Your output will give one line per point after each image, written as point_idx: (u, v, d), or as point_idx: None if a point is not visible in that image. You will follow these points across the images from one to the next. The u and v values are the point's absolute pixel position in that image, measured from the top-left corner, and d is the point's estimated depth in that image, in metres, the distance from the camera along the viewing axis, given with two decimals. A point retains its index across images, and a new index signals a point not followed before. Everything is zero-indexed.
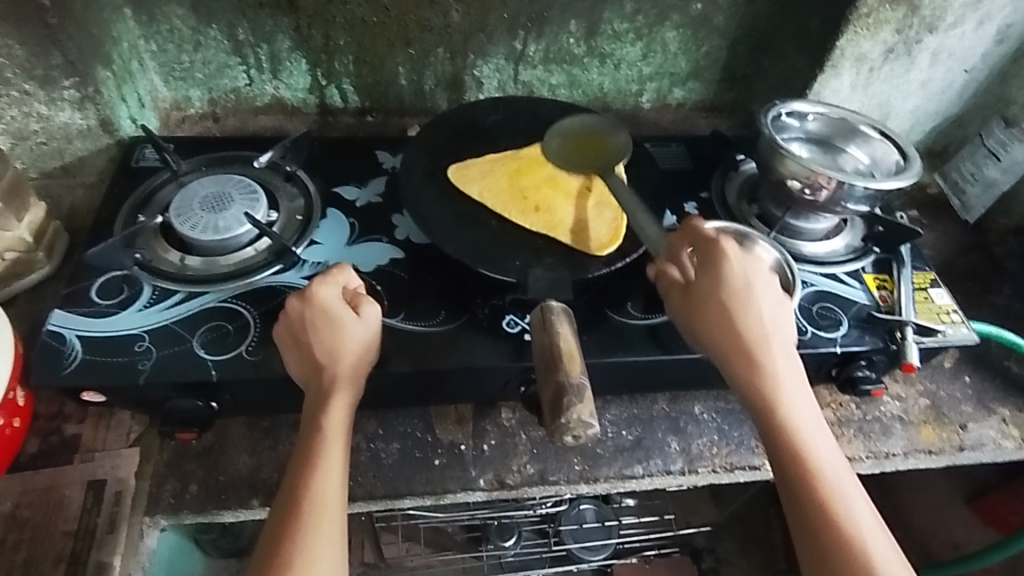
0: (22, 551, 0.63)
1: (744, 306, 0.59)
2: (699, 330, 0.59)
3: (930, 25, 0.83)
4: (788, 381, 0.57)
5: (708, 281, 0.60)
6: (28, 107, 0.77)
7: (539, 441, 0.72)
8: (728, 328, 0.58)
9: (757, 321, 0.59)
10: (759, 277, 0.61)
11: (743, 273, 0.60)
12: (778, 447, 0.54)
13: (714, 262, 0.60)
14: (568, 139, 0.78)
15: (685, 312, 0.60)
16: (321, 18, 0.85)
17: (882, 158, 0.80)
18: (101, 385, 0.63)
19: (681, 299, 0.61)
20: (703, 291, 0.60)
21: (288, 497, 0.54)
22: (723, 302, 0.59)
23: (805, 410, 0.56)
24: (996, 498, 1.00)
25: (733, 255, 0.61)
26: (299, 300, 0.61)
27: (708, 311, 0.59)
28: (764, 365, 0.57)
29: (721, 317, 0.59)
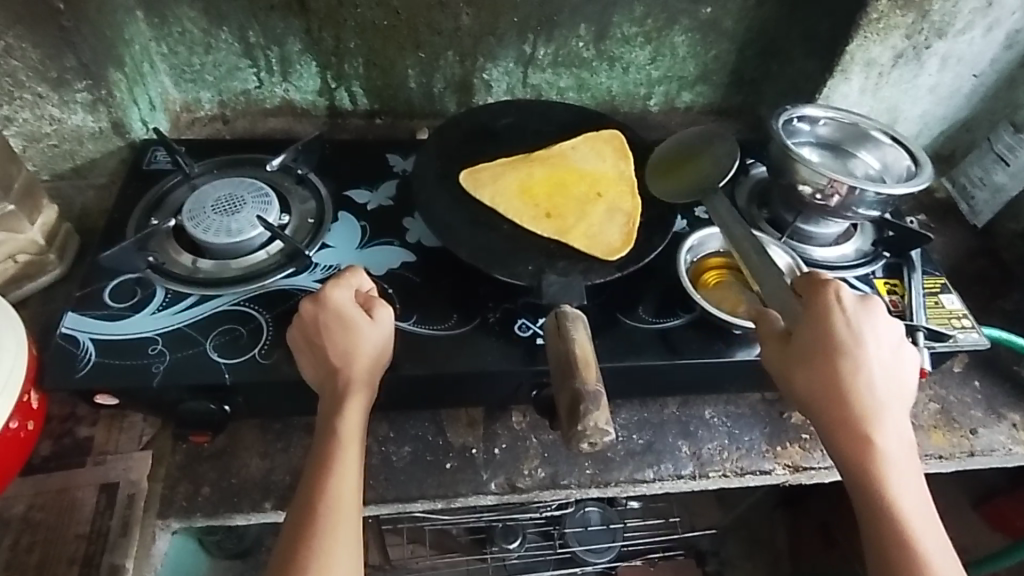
0: (35, 553, 0.63)
1: (849, 361, 0.57)
2: (798, 383, 0.58)
3: (940, 30, 0.84)
4: (889, 442, 0.56)
5: (816, 332, 0.57)
6: (41, 109, 0.78)
7: (550, 445, 0.72)
8: (828, 383, 0.57)
9: (863, 378, 0.57)
10: (869, 326, 0.58)
11: (852, 327, 0.58)
12: (873, 512, 0.54)
13: (822, 313, 0.57)
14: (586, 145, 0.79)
15: (784, 363, 0.58)
16: (332, 21, 0.86)
17: (893, 163, 0.80)
18: (115, 388, 0.63)
19: (779, 348, 0.59)
20: (807, 343, 0.57)
21: (305, 500, 0.54)
22: (830, 358, 0.57)
23: (904, 476, 0.56)
24: (1004, 503, 1.00)
25: (844, 306, 0.58)
26: (314, 302, 0.61)
27: (813, 365, 0.57)
28: (867, 425, 0.56)
29: (824, 374, 0.57)
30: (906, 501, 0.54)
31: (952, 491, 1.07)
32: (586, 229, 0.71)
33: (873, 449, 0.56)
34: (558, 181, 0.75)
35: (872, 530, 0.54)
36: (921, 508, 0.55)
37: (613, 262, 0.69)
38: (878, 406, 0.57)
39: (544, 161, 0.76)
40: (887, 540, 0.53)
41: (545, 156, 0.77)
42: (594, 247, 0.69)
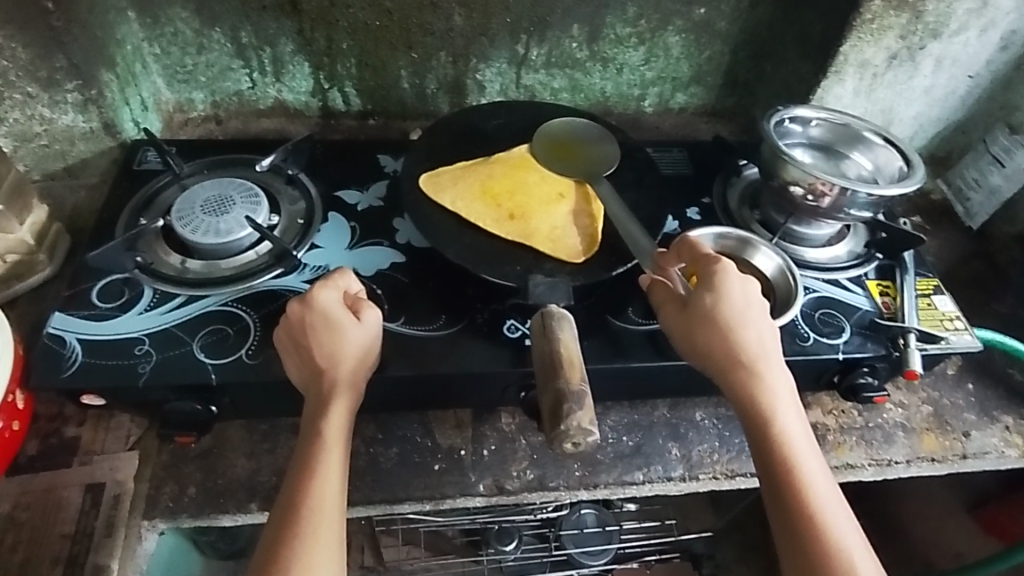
0: (19, 553, 0.63)
1: (740, 323, 0.58)
2: (697, 343, 0.59)
3: (933, 31, 0.83)
4: (780, 399, 0.56)
5: (708, 294, 0.59)
6: (31, 109, 0.77)
7: (538, 447, 0.72)
8: (721, 346, 0.57)
9: (757, 339, 0.58)
10: (753, 299, 0.59)
11: (741, 289, 0.59)
12: (770, 469, 0.54)
13: (711, 277, 0.59)
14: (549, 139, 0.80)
15: (682, 328, 0.60)
16: (324, 22, 0.85)
17: (885, 164, 0.80)
18: (101, 388, 0.63)
19: (677, 314, 0.61)
20: (700, 307, 0.59)
21: (287, 502, 0.54)
22: (723, 320, 0.58)
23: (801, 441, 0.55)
24: (1000, 510, 0.97)
25: (733, 277, 0.59)
26: (300, 303, 0.61)
27: (708, 333, 0.58)
28: (759, 382, 0.56)
29: (720, 337, 0.58)
30: (800, 454, 0.54)
31: (948, 496, 1.06)
32: (548, 233, 0.70)
33: (765, 404, 0.56)
34: (519, 183, 0.74)
35: (768, 484, 0.53)
36: (816, 461, 0.54)
37: (602, 262, 0.69)
38: (772, 366, 0.57)
39: (501, 165, 0.75)
40: (783, 494, 0.52)
41: (504, 157, 0.76)
42: (586, 247, 0.70)
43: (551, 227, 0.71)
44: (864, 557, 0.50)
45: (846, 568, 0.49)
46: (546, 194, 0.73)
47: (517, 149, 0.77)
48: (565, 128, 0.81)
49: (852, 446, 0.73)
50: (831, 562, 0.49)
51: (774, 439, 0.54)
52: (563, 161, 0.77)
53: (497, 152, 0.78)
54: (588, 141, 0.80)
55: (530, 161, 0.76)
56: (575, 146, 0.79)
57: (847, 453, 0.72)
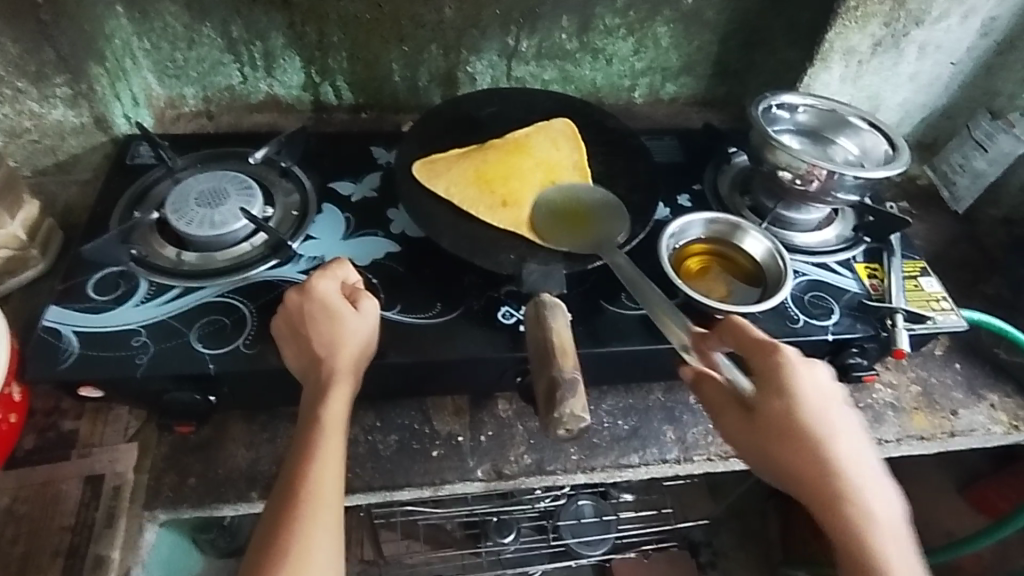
0: (20, 545, 0.63)
1: (814, 428, 0.54)
2: (773, 453, 0.55)
3: (917, 18, 0.84)
4: (873, 512, 0.52)
5: (777, 397, 0.55)
6: (20, 104, 0.77)
7: (536, 432, 0.73)
8: (799, 456, 0.54)
9: (836, 442, 0.54)
10: (824, 394, 0.56)
11: (814, 386, 0.55)
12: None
13: (772, 376, 0.55)
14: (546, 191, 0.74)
15: (752, 437, 0.56)
16: (315, 16, 0.86)
17: (871, 148, 0.81)
18: (98, 379, 0.63)
19: (742, 423, 0.56)
20: (770, 411, 0.55)
21: (286, 485, 0.54)
22: (795, 425, 0.54)
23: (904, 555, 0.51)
24: (988, 484, 1.01)
25: (800, 371, 0.56)
26: (300, 294, 0.62)
27: (783, 442, 0.54)
28: (848, 498, 0.53)
29: (794, 448, 0.54)
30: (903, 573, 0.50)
31: (939, 476, 1.08)
32: (540, 220, 0.71)
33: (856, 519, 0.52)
34: (510, 170, 0.75)
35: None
36: None
37: (594, 248, 0.70)
38: (855, 471, 0.54)
39: (492, 153, 0.76)
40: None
41: (497, 144, 0.77)
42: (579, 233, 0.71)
43: (543, 214, 0.71)
44: None
45: None
46: (536, 181, 0.74)
47: (510, 135, 0.78)
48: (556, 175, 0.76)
49: None
50: None
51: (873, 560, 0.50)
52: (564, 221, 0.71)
53: (491, 139, 0.79)
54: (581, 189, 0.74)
55: (521, 148, 0.77)
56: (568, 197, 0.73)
57: None
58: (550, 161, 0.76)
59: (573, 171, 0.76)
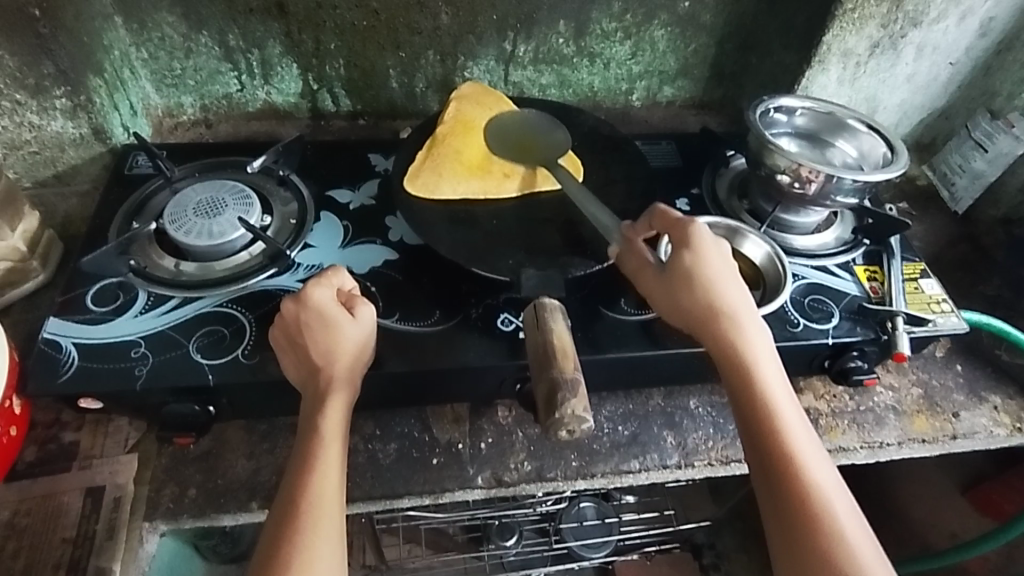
0: (20, 559, 0.63)
1: (716, 281, 0.59)
2: (677, 302, 0.59)
3: (914, 19, 0.84)
4: (763, 360, 0.57)
5: (684, 254, 0.60)
6: (20, 116, 0.77)
7: (535, 439, 0.72)
8: (696, 299, 0.58)
9: (733, 297, 0.59)
10: (725, 256, 0.60)
11: (715, 249, 0.60)
12: (757, 432, 0.54)
13: (687, 236, 0.60)
14: (509, 136, 0.79)
15: (660, 288, 0.61)
16: (312, 23, 0.86)
17: (869, 151, 0.81)
18: (97, 392, 0.63)
19: (655, 279, 0.62)
20: (676, 266, 0.60)
21: (287, 497, 0.54)
22: (699, 278, 0.59)
23: (779, 390, 0.55)
24: (991, 488, 0.99)
25: (705, 237, 0.60)
26: (295, 302, 0.61)
27: (686, 289, 0.59)
28: (739, 340, 0.57)
29: (692, 295, 0.59)
30: (792, 422, 0.54)
31: (942, 479, 1.08)
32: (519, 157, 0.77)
33: (752, 369, 0.56)
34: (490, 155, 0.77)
35: (754, 449, 0.53)
36: (798, 417, 0.55)
37: (592, 253, 0.69)
38: (741, 313, 0.58)
39: (474, 149, 0.77)
40: (768, 460, 0.52)
41: (447, 129, 0.77)
42: (575, 240, 0.70)
43: (515, 149, 0.78)
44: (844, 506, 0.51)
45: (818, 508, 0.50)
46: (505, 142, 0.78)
47: (447, 117, 0.79)
48: (516, 125, 0.80)
49: (844, 429, 0.74)
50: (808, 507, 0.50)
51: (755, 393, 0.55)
52: (531, 146, 0.78)
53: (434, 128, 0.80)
54: (539, 135, 0.80)
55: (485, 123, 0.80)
56: (535, 141, 0.79)
57: (840, 436, 0.73)
58: (515, 139, 0.79)
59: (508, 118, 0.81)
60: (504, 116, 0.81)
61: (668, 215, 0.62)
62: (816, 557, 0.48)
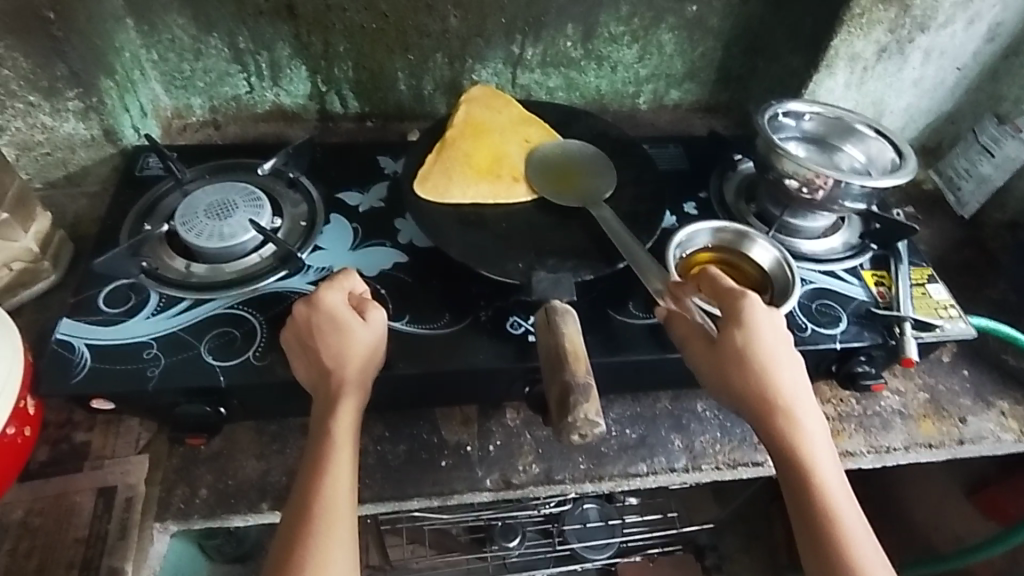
0: (33, 560, 0.64)
1: (771, 365, 0.58)
2: (730, 384, 0.58)
3: (921, 24, 0.85)
4: (818, 449, 0.56)
5: (739, 335, 0.58)
6: (33, 118, 0.78)
7: (544, 441, 0.73)
8: (751, 382, 0.57)
9: (787, 383, 0.58)
10: (781, 337, 0.59)
11: (771, 330, 0.59)
12: (811, 525, 0.54)
13: (740, 315, 0.59)
14: (552, 170, 0.77)
15: (711, 365, 0.59)
16: (321, 26, 0.86)
17: (877, 155, 0.81)
18: (110, 393, 0.63)
19: (705, 353, 0.60)
20: (730, 347, 0.58)
21: (300, 500, 0.55)
22: (755, 362, 0.57)
23: (835, 481, 0.55)
24: (996, 492, 0.97)
25: (762, 318, 0.59)
26: (306, 305, 0.62)
27: (740, 372, 0.57)
28: (794, 427, 0.57)
29: (747, 379, 0.57)
30: (850, 524, 0.54)
31: (945, 481, 1.08)
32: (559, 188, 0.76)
33: (807, 460, 0.56)
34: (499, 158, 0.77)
35: (810, 551, 0.54)
36: (854, 511, 0.55)
37: (602, 257, 0.69)
38: (796, 398, 0.58)
39: (484, 153, 0.77)
40: (825, 557, 0.53)
41: (456, 132, 0.78)
42: (585, 243, 0.71)
43: (556, 182, 0.76)
44: None
45: None
46: (515, 145, 0.79)
47: (457, 120, 0.80)
48: (560, 156, 0.79)
49: (851, 433, 0.74)
50: None
51: (813, 486, 0.55)
52: (573, 179, 0.77)
53: (443, 131, 0.80)
54: (583, 167, 0.78)
55: (493, 126, 0.80)
56: (578, 175, 0.77)
57: (847, 440, 0.74)
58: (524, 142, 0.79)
59: (518, 122, 0.81)
60: (548, 147, 0.80)
61: (717, 279, 0.61)
62: None
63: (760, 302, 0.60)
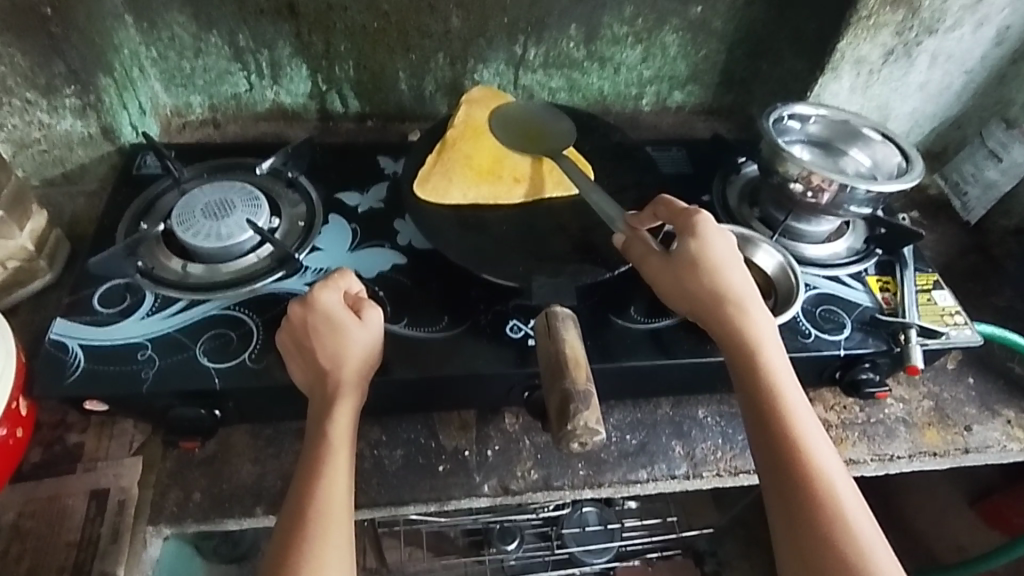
0: (24, 562, 0.63)
1: (723, 268, 0.60)
2: (684, 289, 0.60)
3: (929, 27, 0.84)
4: (768, 345, 0.57)
5: (692, 241, 0.61)
6: (29, 115, 0.77)
7: (542, 447, 0.72)
8: (703, 286, 0.59)
9: (737, 282, 0.59)
10: (732, 247, 0.61)
11: (722, 239, 0.61)
12: (759, 411, 0.54)
13: (692, 224, 0.62)
14: (515, 128, 0.79)
15: (666, 275, 0.61)
16: (322, 25, 0.85)
17: (883, 160, 0.80)
18: (103, 394, 0.62)
19: (660, 264, 0.62)
20: (683, 253, 0.60)
21: (295, 505, 0.53)
22: (706, 265, 0.60)
23: (785, 374, 0.56)
24: (1001, 500, 0.98)
25: (713, 227, 0.61)
26: (302, 306, 0.61)
27: (692, 275, 0.60)
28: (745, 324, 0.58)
29: (699, 282, 0.59)
30: (795, 405, 0.54)
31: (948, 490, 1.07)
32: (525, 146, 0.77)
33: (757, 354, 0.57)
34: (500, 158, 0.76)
35: (757, 434, 0.54)
36: (802, 401, 0.55)
37: (602, 261, 0.68)
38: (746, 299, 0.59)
39: (485, 153, 0.76)
40: (771, 437, 0.53)
41: (457, 133, 0.77)
42: (586, 247, 0.70)
43: (521, 139, 0.78)
44: (847, 488, 0.51)
45: (820, 488, 0.50)
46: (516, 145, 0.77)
47: (457, 120, 0.78)
48: (526, 118, 0.81)
49: (854, 441, 0.73)
50: (810, 485, 0.50)
51: (761, 376, 0.55)
52: (538, 137, 0.79)
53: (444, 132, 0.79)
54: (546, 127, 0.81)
55: (495, 126, 0.79)
56: (543, 133, 0.79)
57: (850, 449, 0.72)
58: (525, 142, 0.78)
59: (520, 122, 0.80)
60: (513, 110, 0.82)
61: (672, 201, 0.65)
62: (817, 535, 0.49)
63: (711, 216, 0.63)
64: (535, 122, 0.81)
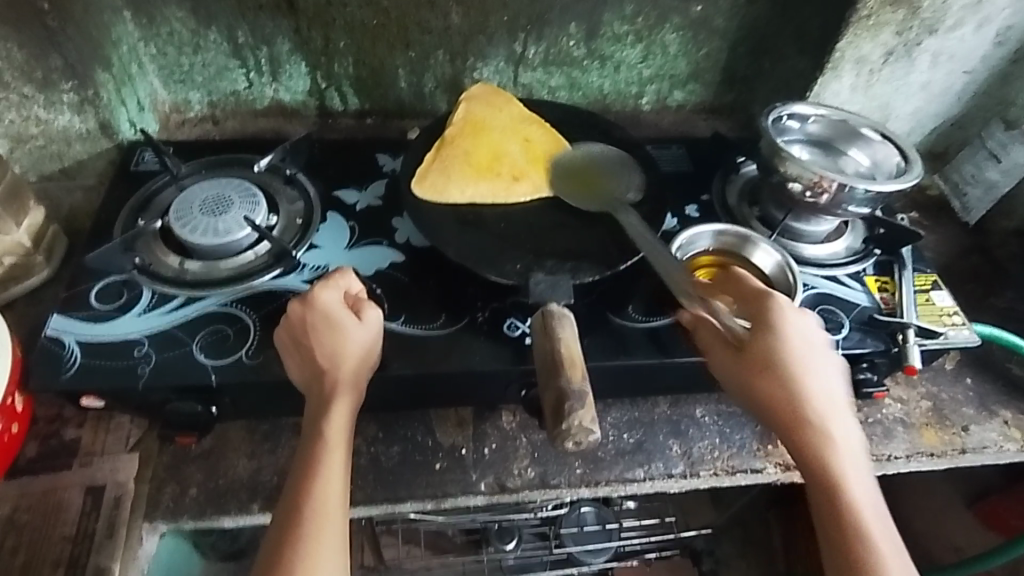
0: (19, 556, 0.63)
1: (800, 367, 0.59)
2: (753, 387, 0.59)
3: (930, 27, 0.84)
4: (845, 451, 0.56)
5: (767, 335, 0.60)
6: (27, 110, 0.78)
7: (539, 445, 0.72)
8: (778, 385, 0.58)
9: (813, 380, 0.59)
10: (811, 339, 0.60)
11: (800, 330, 0.60)
12: (831, 521, 0.54)
13: (767, 315, 0.61)
14: (570, 173, 0.76)
15: (736, 368, 0.60)
16: (321, 21, 0.85)
17: (882, 160, 0.80)
18: (99, 389, 0.62)
19: (728, 356, 0.61)
20: (755, 347, 0.60)
21: (290, 502, 0.53)
22: (782, 363, 0.59)
23: (862, 482, 0.56)
24: (998, 501, 0.99)
25: (790, 316, 0.61)
26: (301, 303, 0.61)
27: (767, 374, 0.59)
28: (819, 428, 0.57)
29: (773, 380, 0.58)
30: (870, 516, 0.54)
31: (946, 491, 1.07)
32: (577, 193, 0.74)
33: (832, 460, 0.56)
34: (499, 157, 0.76)
35: (829, 547, 0.53)
36: (881, 512, 0.54)
37: (601, 259, 0.68)
38: (821, 400, 0.58)
39: (484, 152, 0.76)
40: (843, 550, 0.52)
41: (456, 131, 0.77)
42: (584, 245, 0.70)
43: (574, 186, 0.75)
44: None
45: None
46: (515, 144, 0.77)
47: (456, 119, 0.79)
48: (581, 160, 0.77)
49: None
50: None
51: (835, 483, 0.55)
52: (594, 183, 0.75)
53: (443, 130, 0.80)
54: (605, 172, 0.77)
55: (494, 124, 0.79)
56: (600, 179, 0.76)
57: None
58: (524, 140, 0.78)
59: (519, 119, 0.80)
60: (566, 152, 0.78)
61: (744, 283, 0.64)
62: None
63: (787, 303, 0.62)
64: (593, 166, 0.77)
